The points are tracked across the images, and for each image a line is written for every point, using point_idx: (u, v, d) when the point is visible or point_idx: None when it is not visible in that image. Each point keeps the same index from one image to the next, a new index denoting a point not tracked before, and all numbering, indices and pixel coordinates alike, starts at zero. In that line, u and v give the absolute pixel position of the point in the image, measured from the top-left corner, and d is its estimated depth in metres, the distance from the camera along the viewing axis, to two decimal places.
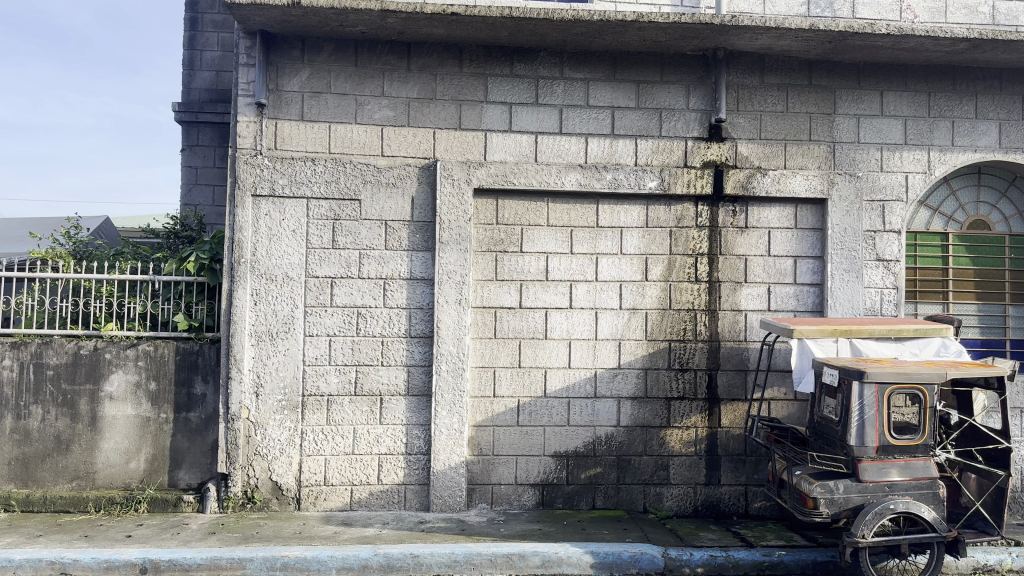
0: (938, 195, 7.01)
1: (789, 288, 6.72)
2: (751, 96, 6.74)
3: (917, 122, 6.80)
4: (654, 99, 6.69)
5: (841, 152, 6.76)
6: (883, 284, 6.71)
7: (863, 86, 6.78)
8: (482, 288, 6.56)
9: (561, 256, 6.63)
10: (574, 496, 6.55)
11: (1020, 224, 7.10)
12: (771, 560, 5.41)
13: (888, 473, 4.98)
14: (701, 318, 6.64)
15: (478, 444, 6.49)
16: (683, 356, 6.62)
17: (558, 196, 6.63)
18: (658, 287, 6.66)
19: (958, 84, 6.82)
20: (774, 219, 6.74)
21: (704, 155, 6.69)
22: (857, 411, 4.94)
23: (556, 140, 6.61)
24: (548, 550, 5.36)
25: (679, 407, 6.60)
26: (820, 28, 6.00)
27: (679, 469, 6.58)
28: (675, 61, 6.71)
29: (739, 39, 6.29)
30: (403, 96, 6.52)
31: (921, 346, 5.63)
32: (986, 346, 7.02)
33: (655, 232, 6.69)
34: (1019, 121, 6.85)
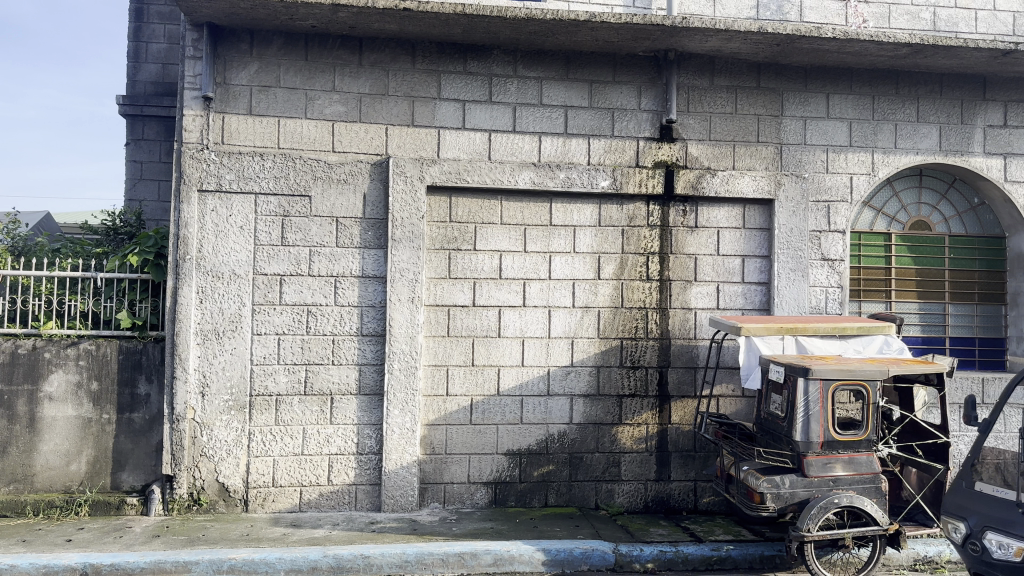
0: (882, 196, 7.19)
1: (737, 286, 6.83)
2: (702, 97, 6.82)
3: (862, 125, 6.96)
4: (606, 99, 6.72)
5: (788, 153, 6.88)
6: (828, 283, 6.86)
7: (810, 89, 6.91)
8: (435, 286, 6.52)
9: (514, 254, 6.62)
10: (526, 493, 6.55)
11: (959, 225, 7.32)
12: (720, 555, 5.48)
13: (832, 469, 5.09)
14: (652, 316, 6.70)
15: (430, 443, 6.45)
16: (635, 354, 6.67)
17: (512, 193, 6.62)
18: (610, 286, 6.70)
19: (901, 88, 7.00)
20: (723, 219, 6.84)
21: (655, 155, 6.75)
22: (801, 407, 5.04)
23: (509, 138, 6.60)
24: (499, 548, 5.35)
25: (631, 404, 6.65)
26: (769, 31, 6.09)
27: (631, 466, 6.64)
28: (628, 61, 6.76)
29: (690, 40, 6.36)
30: (355, 92, 6.44)
31: (865, 344, 5.76)
32: (927, 343, 7.21)
33: (607, 231, 6.73)
34: (958, 125, 7.05)
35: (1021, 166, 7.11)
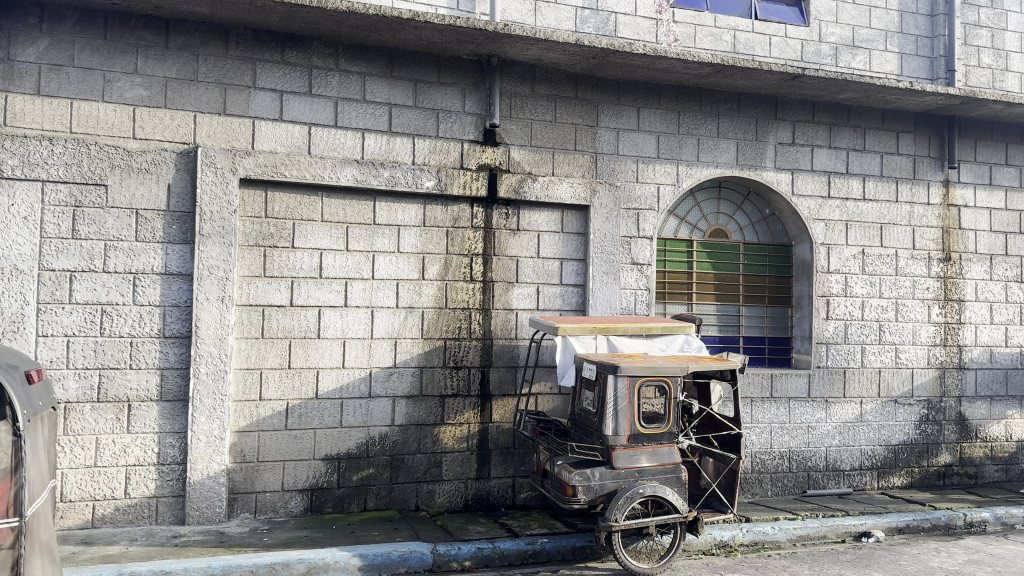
0: (685, 205, 7.69)
1: (556, 288, 7.05)
2: (523, 103, 6.98)
3: (669, 138, 7.40)
4: (430, 99, 6.72)
5: (603, 162, 7.20)
6: (637, 285, 7.23)
7: (623, 102, 7.27)
8: (248, 284, 6.21)
9: (335, 253, 6.45)
10: (344, 499, 6.39)
11: (753, 233, 7.97)
12: (534, 549, 5.60)
13: (639, 460, 5.37)
14: (475, 316, 6.78)
15: (241, 451, 6.14)
16: (457, 354, 6.71)
17: (332, 190, 6.45)
18: (434, 286, 6.70)
19: (704, 105, 7.52)
20: (544, 223, 7.03)
21: (479, 158, 6.84)
22: (611, 402, 5.29)
23: (330, 134, 6.43)
24: (313, 557, 5.16)
25: (453, 404, 6.68)
26: (586, 44, 6.33)
27: (451, 465, 6.65)
28: (451, 63, 6.79)
29: (511, 47, 6.48)
30: (160, 76, 6.04)
31: (668, 343, 6.12)
32: (723, 342, 7.77)
33: (431, 231, 6.72)
34: (753, 141, 7.66)
35: (806, 180, 7.81)
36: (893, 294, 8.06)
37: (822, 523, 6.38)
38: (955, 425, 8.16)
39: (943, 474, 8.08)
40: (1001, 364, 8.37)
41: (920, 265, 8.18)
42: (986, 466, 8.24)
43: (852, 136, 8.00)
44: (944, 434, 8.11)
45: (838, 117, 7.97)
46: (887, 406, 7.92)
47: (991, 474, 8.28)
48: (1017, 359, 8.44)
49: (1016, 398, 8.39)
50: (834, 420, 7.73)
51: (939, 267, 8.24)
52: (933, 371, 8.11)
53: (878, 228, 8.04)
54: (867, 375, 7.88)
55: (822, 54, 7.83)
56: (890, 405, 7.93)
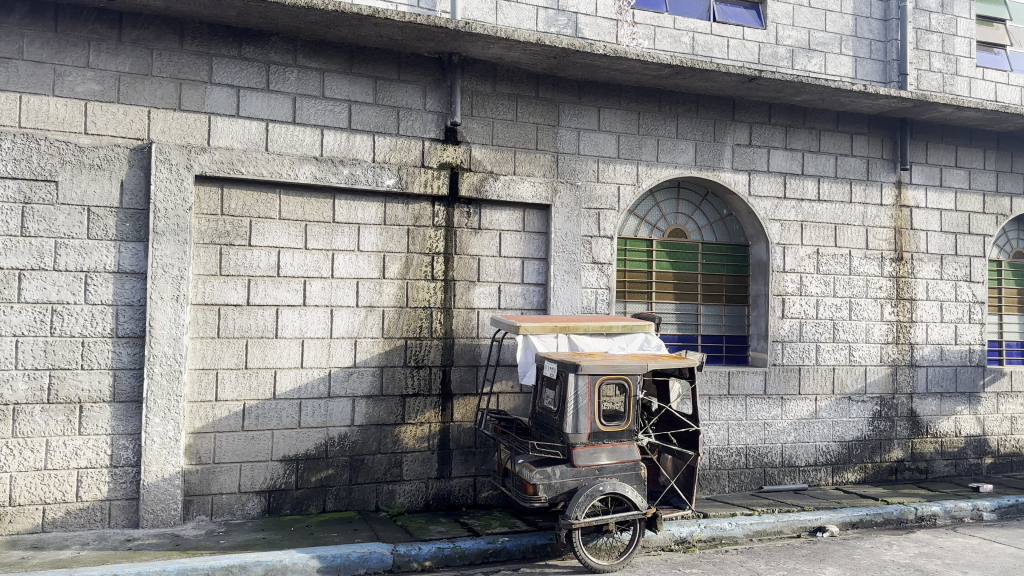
0: (645, 205, 7.76)
1: (517, 287, 7.05)
2: (484, 102, 6.97)
3: (629, 139, 7.46)
4: (390, 96, 6.68)
5: (564, 162, 7.23)
6: (597, 284, 7.27)
7: (583, 102, 7.30)
8: (204, 283, 6.11)
9: (293, 251, 6.38)
10: (303, 500, 6.32)
11: (711, 233, 8.06)
12: (495, 547, 5.60)
13: (599, 458, 5.40)
14: (436, 315, 6.76)
15: (196, 452, 6.04)
16: (418, 353, 6.69)
17: (291, 188, 6.38)
18: (394, 285, 6.67)
19: (663, 106, 7.59)
20: (505, 222, 7.04)
21: (440, 156, 6.81)
22: (572, 401, 5.32)
23: (288, 130, 6.36)
24: (271, 559, 5.10)
25: (414, 404, 6.65)
26: (546, 43, 6.34)
27: (412, 465, 6.63)
28: (412, 60, 6.75)
29: (472, 46, 6.47)
30: (112, 70, 5.91)
31: (628, 341, 6.17)
32: (682, 341, 7.85)
33: (392, 230, 6.68)
34: (711, 142, 7.76)
35: (763, 181, 7.93)
36: (847, 293, 8.22)
37: (778, 518, 6.49)
38: (906, 421, 8.35)
39: (895, 469, 8.27)
40: (950, 361, 8.59)
41: (873, 265, 8.35)
42: (936, 461, 8.46)
43: (807, 137, 8.15)
44: (896, 430, 8.30)
45: (793, 119, 8.10)
46: (841, 403, 8.08)
47: (941, 468, 8.49)
48: (966, 356, 8.67)
49: (964, 394, 8.62)
50: (790, 417, 7.86)
51: (891, 267, 8.43)
52: (885, 368, 8.30)
53: (832, 228, 8.20)
54: (821, 372, 8.02)
55: (779, 56, 7.95)
56: (844, 402, 8.09)
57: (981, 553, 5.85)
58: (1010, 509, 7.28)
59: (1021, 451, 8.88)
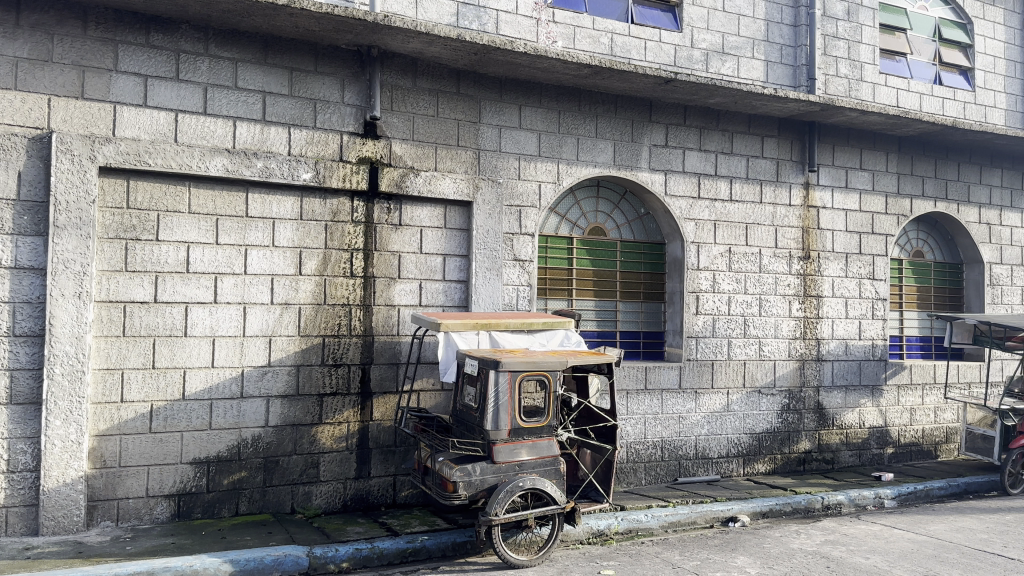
0: (565, 203, 7.83)
1: (438, 284, 7.02)
2: (404, 97, 6.91)
3: (550, 137, 7.51)
4: (307, 88, 6.55)
5: (485, 159, 7.23)
6: (519, 281, 7.31)
7: (504, 100, 7.32)
8: (108, 279, 5.87)
9: (204, 246, 6.18)
10: (214, 503, 6.14)
11: (629, 231, 8.20)
12: (414, 547, 5.57)
13: (519, 454, 5.42)
14: (355, 313, 6.67)
15: (100, 456, 5.80)
16: (336, 351, 6.58)
17: (201, 180, 6.18)
18: (311, 282, 6.54)
19: (583, 106, 7.68)
20: (426, 218, 6.98)
21: (359, 151, 6.72)
22: (492, 398, 5.33)
23: (199, 121, 6.16)
24: (180, 564, 4.94)
25: (332, 403, 6.55)
26: (467, 39, 6.32)
27: (329, 465, 6.52)
28: (330, 52, 6.64)
29: (391, 39, 6.40)
30: (10, 55, 5.61)
31: (548, 338, 6.21)
32: (601, 337, 7.97)
33: (308, 225, 6.55)
34: (629, 142, 7.89)
35: (678, 181, 8.11)
36: (757, 290, 8.49)
37: (692, 509, 6.66)
38: (813, 413, 8.69)
39: (803, 460, 8.59)
40: (854, 355, 8.97)
41: (782, 263, 8.66)
42: (841, 452, 8.82)
43: (721, 139, 8.37)
44: (804, 422, 8.62)
45: (708, 121, 8.31)
46: (752, 396, 8.34)
47: (846, 459, 8.86)
48: (869, 351, 9.07)
49: (868, 387, 9.01)
50: (704, 410, 8.07)
51: (800, 265, 8.75)
52: (793, 363, 8.60)
53: (744, 228, 8.45)
54: (733, 366, 8.26)
55: (694, 59, 8.14)
56: (755, 395, 8.36)
57: (882, 539, 6.13)
58: (909, 497, 7.66)
59: (919, 441, 9.35)
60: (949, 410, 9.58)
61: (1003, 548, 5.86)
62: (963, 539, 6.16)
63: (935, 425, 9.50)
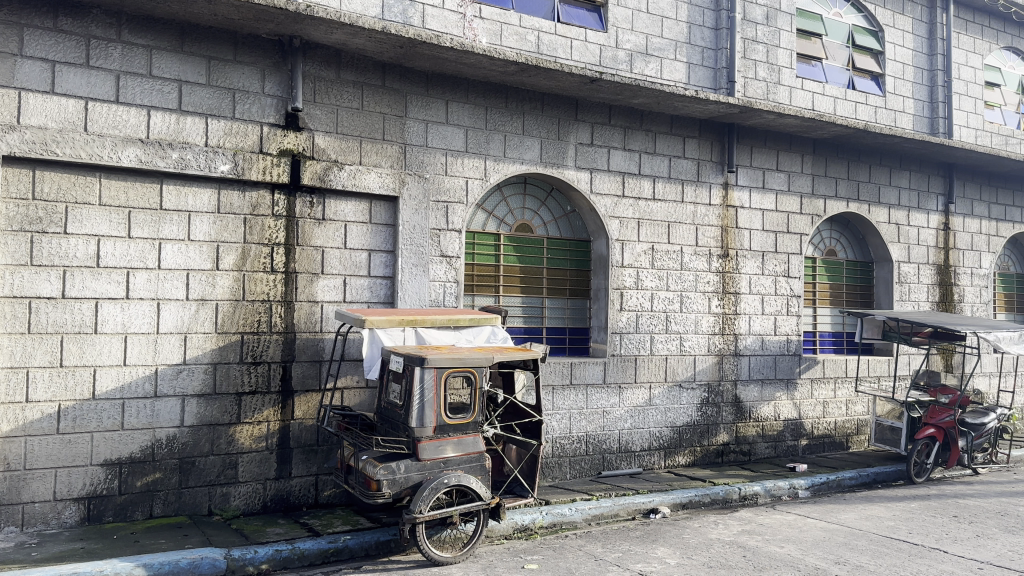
0: (492, 200, 7.84)
1: (363, 280, 6.94)
2: (328, 89, 6.79)
3: (476, 133, 7.51)
4: (225, 78, 6.37)
5: (411, 154, 7.17)
6: (445, 277, 7.29)
7: (430, 94, 7.28)
8: (12, 274, 5.60)
9: (116, 240, 5.96)
10: (127, 506, 5.94)
11: (556, 229, 8.27)
12: (336, 547, 5.49)
13: (444, 450, 5.41)
14: (276, 309, 6.53)
15: (3, 459, 5.53)
16: (256, 348, 6.44)
17: (113, 171, 5.96)
18: (229, 277, 6.38)
19: (510, 103, 7.70)
20: (350, 213, 6.89)
21: (280, 143, 6.57)
22: (418, 394, 5.30)
23: (110, 110, 5.93)
24: (90, 569, 4.76)
25: (250, 402, 6.40)
26: (392, 32, 6.26)
27: (248, 466, 6.37)
28: (249, 42, 6.47)
29: (314, 30, 6.28)
30: None
31: (475, 334, 6.20)
32: (527, 333, 8.01)
33: (226, 219, 6.38)
34: (555, 140, 7.95)
35: (603, 180, 8.22)
36: (678, 287, 8.67)
37: (615, 502, 6.77)
38: (731, 407, 8.93)
39: (721, 452, 8.82)
40: (770, 350, 9.26)
41: (702, 261, 8.87)
42: (757, 443, 9.09)
43: (644, 139, 8.52)
44: (722, 415, 8.86)
45: (632, 121, 8.45)
46: (673, 390, 8.52)
47: (762, 450, 9.14)
48: (784, 346, 9.37)
49: (783, 381, 9.32)
50: (627, 404, 8.21)
51: (718, 263, 8.98)
52: (712, 357, 8.83)
53: (666, 226, 8.62)
54: (655, 362, 8.42)
55: (619, 59, 8.25)
56: (676, 390, 8.54)
57: (795, 528, 6.35)
58: (821, 487, 7.96)
59: (831, 433, 9.72)
60: (859, 403, 9.99)
61: (907, 535, 6.14)
62: (871, 526, 6.44)
63: (847, 417, 9.88)
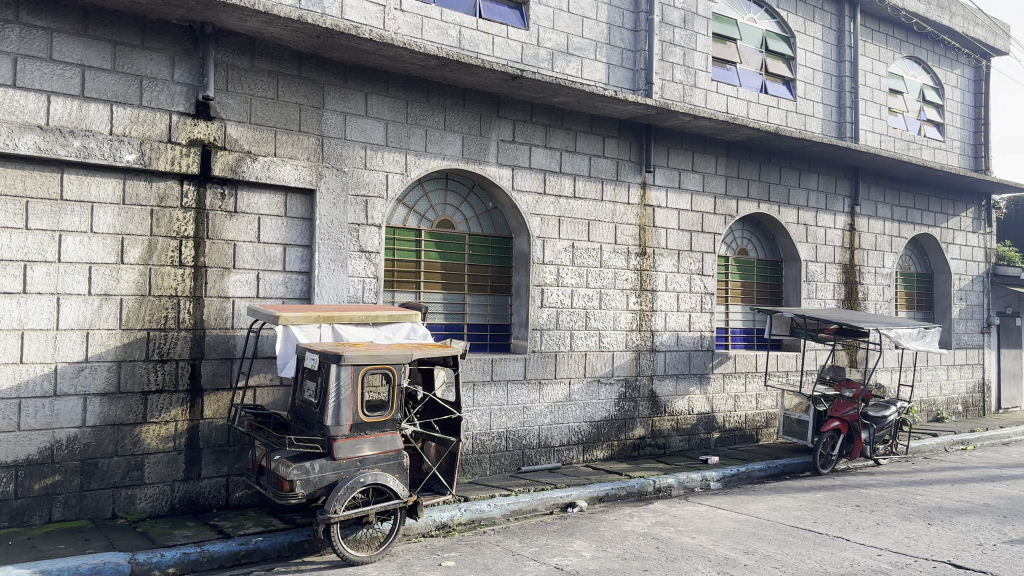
0: (413, 195, 7.78)
1: (277, 275, 6.79)
2: (241, 78, 6.60)
3: (396, 127, 7.43)
4: (132, 64, 6.13)
5: (328, 146, 7.05)
6: (364, 273, 7.20)
7: (349, 86, 7.16)
8: None
9: (11, 231, 5.66)
10: (23, 511, 5.66)
11: (478, 225, 8.27)
12: (247, 548, 5.37)
13: (360, 449, 5.35)
14: (184, 305, 6.33)
15: None
16: (163, 345, 6.22)
17: (9, 159, 5.66)
18: (135, 271, 6.14)
19: (430, 97, 7.65)
20: (264, 206, 6.72)
21: (190, 133, 6.36)
22: (334, 392, 5.22)
23: (6, 94, 5.63)
24: None
25: (157, 401, 6.19)
26: (309, 22, 6.14)
27: (155, 467, 6.16)
28: (158, 27, 6.24)
29: (227, 17, 6.10)
30: None
31: (394, 331, 6.14)
32: (448, 329, 7.98)
33: (132, 210, 6.14)
34: (477, 136, 7.94)
35: (524, 177, 8.26)
36: (598, 284, 8.79)
37: (534, 497, 6.83)
38: (647, 401, 9.11)
39: (637, 446, 8.99)
40: (685, 346, 9.48)
41: (620, 259, 9.01)
42: (672, 437, 9.30)
43: (565, 137, 8.60)
44: (639, 409, 9.03)
45: (553, 119, 8.51)
46: (592, 386, 8.64)
47: (676, 444, 9.35)
48: (698, 342, 9.61)
49: (697, 376, 9.56)
50: (547, 400, 8.28)
51: (636, 261, 9.14)
52: (629, 353, 8.99)
53: (586, 224, 8.73)
54: (574, 358, 8.52)
55: (540, 57, 8.30)
56: (594, 385, 8.66)
57: (707, 519, 6.52)
58: (732, 478, 8.21)
59: (742, 426, 10.03)
60: (769, 397, 10.34)
61: (813, 524, 6.39)
62: (779, 516, 6.67)
63: (757, 410, 10.21)
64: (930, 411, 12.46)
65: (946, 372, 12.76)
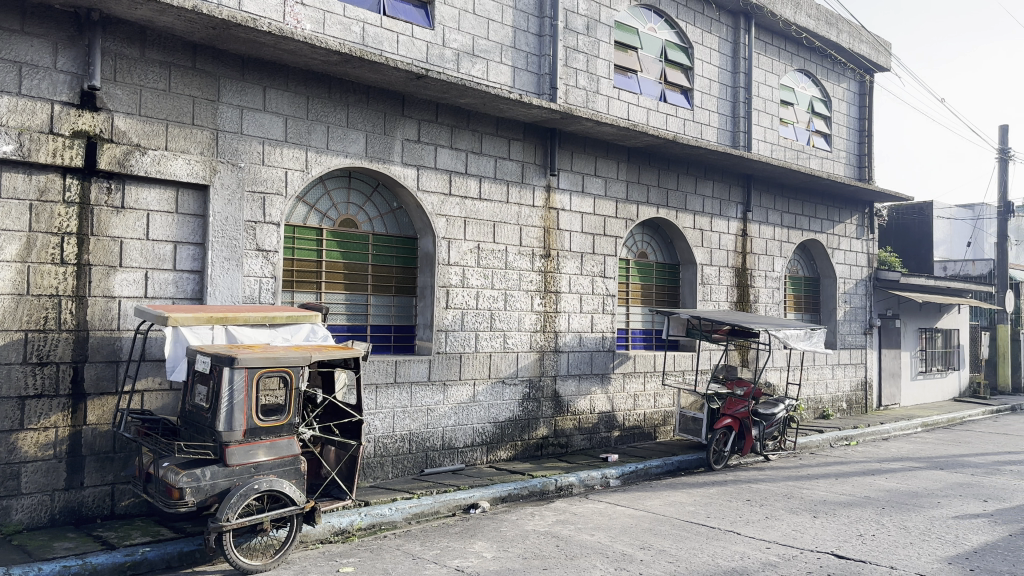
0: (315, 193, 7.63)
1: (168, 274, 6.53)
2: (130, 68, 6.31)
3: (297, 122, 7.28)
4: (9, 49, 5.78)
5: (224, 141, 6.83)
6: (261, 272, 7.03)
7: (246, 79, 6.97)
8: None
9: None
10: None
11: (381, 224, 8.18)
12: (133, 560, 5.13)
13: (255, 455, 5.20)
14: (66, 305, 6.01)
15: None
16: (42, 348, 5.89)
17: None
18: (11, 269, 5.78)
19: (333, 94, 7.52)
20: (154, 202, 6.45)
21: (74, 124, 6.04)
22: (226, 396, 5.06)
23: None
24: None
25: (35, 406, 5.85)
26: (204, 12, 5.94)
27: (33, 477, 5.82)
28: (39, 12, 5.91)
29: (115, 4, 5.83)
30: None
31: (293, 332, 6.01)
32: (351, 331, 7.87)
33: (8, 204, 5.78)
34: (380, 135, 7.86)
35: (429, 177, 8.23)
36: (503, 286, 8.84)
37: (436, 499, 6.80)
38: (550, 401, 9.22)
39: (540, 445, 9.09)
40: (587, 346, 9.66)
41: (525, 260, 9.09)
42: (574, 436, 9.45)
43: (470, 138, 8.61)
44: (542, 409, 9.13)
45: (458, 120, 8.50)
46: (496, 387, 8.68)
47: (578, 442, 9.51)
48: (600, 343, 9.79)
49: (598, 376, 9.75)
50: (451, 401, 8.27)
51: (540, 262, 9.24)
52: (533, 354, 9.08)
53: (491, 225, 8.77)
54: (479, 358, 8.54)
55: (445, 57, 8.28)
56: (499, 385, 8.71)
57: (606, 517, 6.66)
58: (631, 475, 8.42)
59: (641, 424, 10.29)
60: (666, 396, 10.65)
61: (706, 518, 6.63)
62: (675, 512, 6.89)
63: (655, 409, 10.50)
64: (817, 409, 13.10)
65: (832, 371, 13.45)
